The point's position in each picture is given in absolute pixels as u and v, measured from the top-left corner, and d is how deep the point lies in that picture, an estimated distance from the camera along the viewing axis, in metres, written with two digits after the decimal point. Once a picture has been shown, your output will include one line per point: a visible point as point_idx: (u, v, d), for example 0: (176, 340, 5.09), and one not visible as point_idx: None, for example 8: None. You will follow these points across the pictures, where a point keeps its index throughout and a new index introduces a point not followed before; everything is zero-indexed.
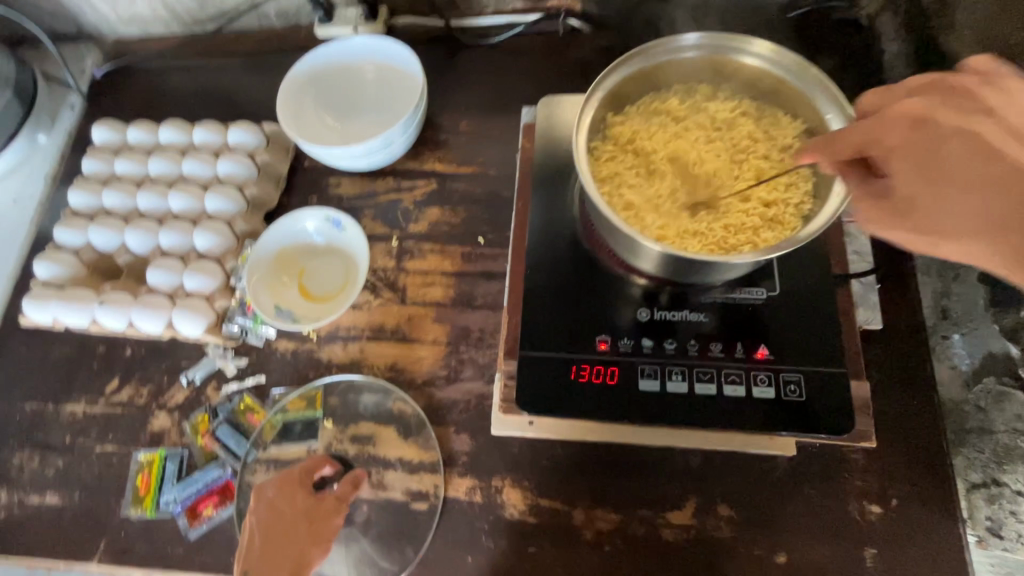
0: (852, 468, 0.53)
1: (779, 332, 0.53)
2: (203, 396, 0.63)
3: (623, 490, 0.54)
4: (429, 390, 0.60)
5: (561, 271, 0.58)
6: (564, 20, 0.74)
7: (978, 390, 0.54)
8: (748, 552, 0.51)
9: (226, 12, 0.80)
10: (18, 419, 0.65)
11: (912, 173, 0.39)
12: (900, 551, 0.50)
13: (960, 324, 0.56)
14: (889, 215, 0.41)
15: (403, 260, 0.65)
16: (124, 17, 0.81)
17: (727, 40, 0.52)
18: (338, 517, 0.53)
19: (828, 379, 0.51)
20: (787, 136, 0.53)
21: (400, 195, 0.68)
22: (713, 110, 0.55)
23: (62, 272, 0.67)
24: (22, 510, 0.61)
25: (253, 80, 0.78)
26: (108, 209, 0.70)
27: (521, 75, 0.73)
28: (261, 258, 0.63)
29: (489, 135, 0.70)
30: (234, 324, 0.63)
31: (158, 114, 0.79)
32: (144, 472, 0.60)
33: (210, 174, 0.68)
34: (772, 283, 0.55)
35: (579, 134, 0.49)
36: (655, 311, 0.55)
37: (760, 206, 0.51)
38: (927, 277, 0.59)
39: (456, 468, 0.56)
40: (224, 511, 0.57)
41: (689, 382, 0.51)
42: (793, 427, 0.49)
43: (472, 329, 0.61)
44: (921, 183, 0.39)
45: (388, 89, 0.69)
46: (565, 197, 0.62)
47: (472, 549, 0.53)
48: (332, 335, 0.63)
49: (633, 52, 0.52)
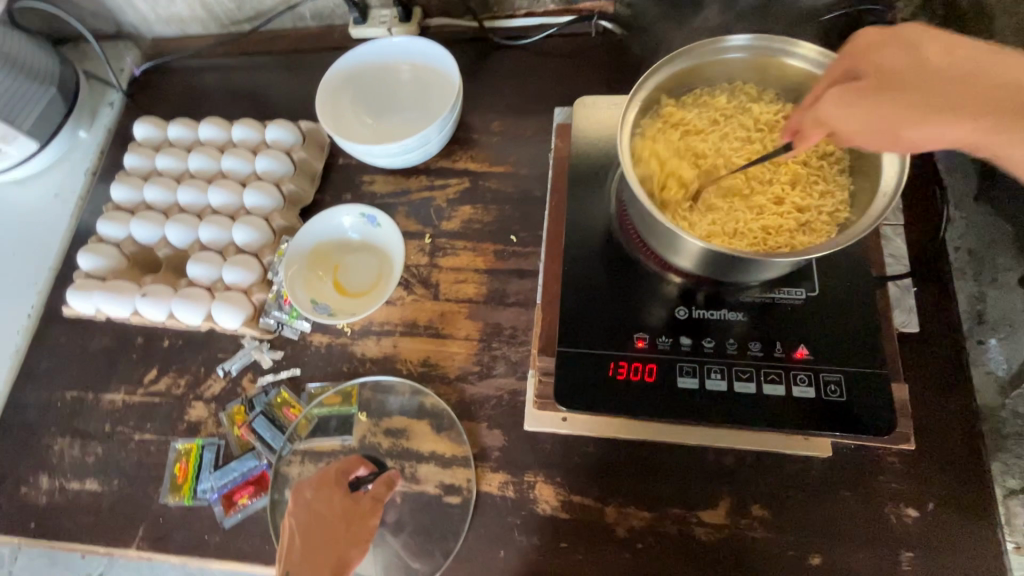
0: (888, 470, 0.52)
1: (817, 333, 0.53)
2: (239, 388, 0.64)
3: (656, 488, 0.54)
4: (461, 386, 0.60)
5: (596, 269, 0.59)
6: (597, 22, 0.74)
7: (1015, 395, 0.55)
8: (782, 553, 0.51)
9: (262, 13, 0.81)
10: (59, 406, 0.67)
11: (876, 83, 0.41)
12: (936, 555, 0.50)
13: (998, 328, 0.58)
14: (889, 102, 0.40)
15: (436, 257, 0.66)
16: (163, 17, 0.83)
17: (774, 42, 0.52)
18: (374, 517, 0.53)
19: (866, 381, 0.51)
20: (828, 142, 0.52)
21: (434, 193, 0.69)
22: (755, 113, 0.55)
23: (104, 264, 0.69)
24: (62, 495, 0.63)
25: (288, 79, 0.80)
26: (149, 203, 0.72)
27: (552, 77, 0.74)
28: (298, 253, 0.64)
29: (521, 134, 0.71)
30: (270, 317, 0.64)
31: (196, 111, 0.80)
32: (182, 461, 0.62)
33: (249, 170, 0.70)
34: (810, 284, 0.55)
35: (622, 128, 0.49)
36: (691, 310, 0.55)
37: (794, 210, 0.51)
38: (963, 280, 0.60)
39: (488, 463, 0.57)
40: (259, 501, 0.58)
41: (727, 380, 0.52)
42: (831, 428, 0.49)
43: (504, 326, 0.62)
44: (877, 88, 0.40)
45: (424, 88, 0.70)
46: (599, 196, 0.62)
47: (505, 543, 0.54)
48: (366, 329, 0.64)
49: (678, 51, 0.52)
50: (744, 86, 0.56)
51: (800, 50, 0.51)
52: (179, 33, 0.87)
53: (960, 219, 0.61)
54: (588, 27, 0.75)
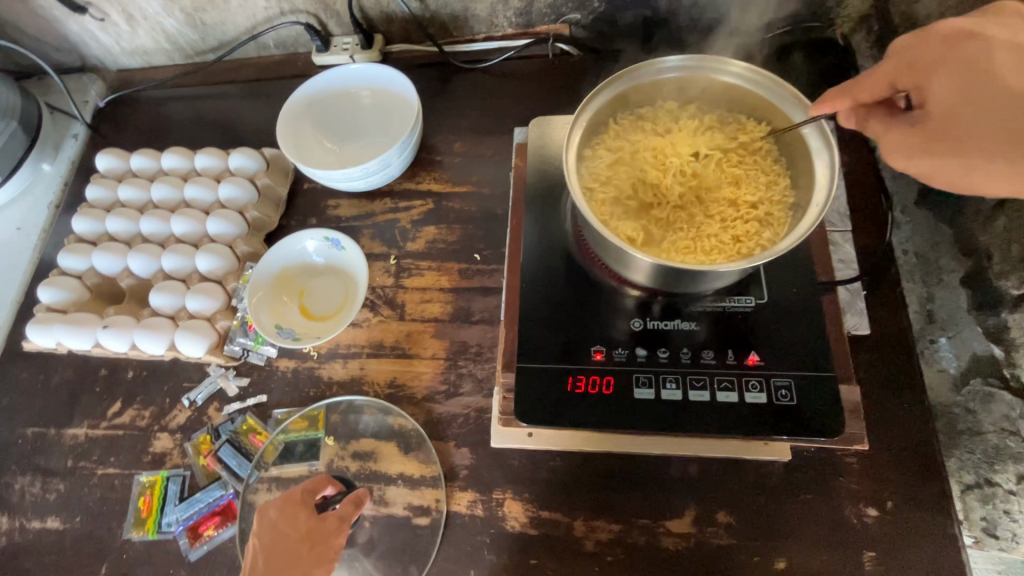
0: (847, 471, 0.54)
1: (767, 340, 0.54)
2: (205, 417, 0.63)
3: (624, 501, 0.55)
4: (429, 405, 0.60)
5: (556, 284, 0.60)
6: (553, 44, 0.76)
7: (966, 392, 0.55)
8: (748, 559, 0.51)
9: (226, 43, 0.83)
10: (19, 443, 0.66)
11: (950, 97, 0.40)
12: (899, 552, 0.50)
13: (947, 327, 0.58)
14: (921, 143, 0.42)
15: (401, 278, 0.67)
16: (127, 49, 0.84)
17: (710, 62, 0.53)
18: (339, 537, 0.52)
19: (818, 383, 0.52)
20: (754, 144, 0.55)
21: (398, 215, 0.70)
22: (679, 127, 0.56)
23: (65, 297, 0.69)
24: (23, 535, 0.61)
25: (253, 107, 0.81)
26: (113, 234, 0.71)
27: (512, 97, 0.75)
28: (262, 278, 0.64)
29: (483, 154, 0.72)
30: (235, 344, 0.64)
31: (160, 141, 0.81)
32: (147, 494, 0.61)
33: (213, 198, 0.70)
34: (760, 291, 0.57)
35: (568, 152, 0.50)
36: (647, 321, 0.56)
37: (741, 218, 0.52)
38: (912, 283, 0.61)
39: (457, 482, 0.57)
40: (226, 531, 0.57)
41: (683, 390, 0.52)
42: (784, 431, 0.50)
43: (470, 343, 0.62)
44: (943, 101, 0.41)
45: (384, 113, 0.72)
46: (557, 213, 0.64)
47: (475, 563, 0.54)
48: (332, 352, 0.64)
49: (617, 74, 0.53)
50: (662, 104, 0.57)
51: (732, 67, 0.53)
52: (144, 64, 0.87)
53: (906, 223, 0.62)
54: (546, 49, 0.77)
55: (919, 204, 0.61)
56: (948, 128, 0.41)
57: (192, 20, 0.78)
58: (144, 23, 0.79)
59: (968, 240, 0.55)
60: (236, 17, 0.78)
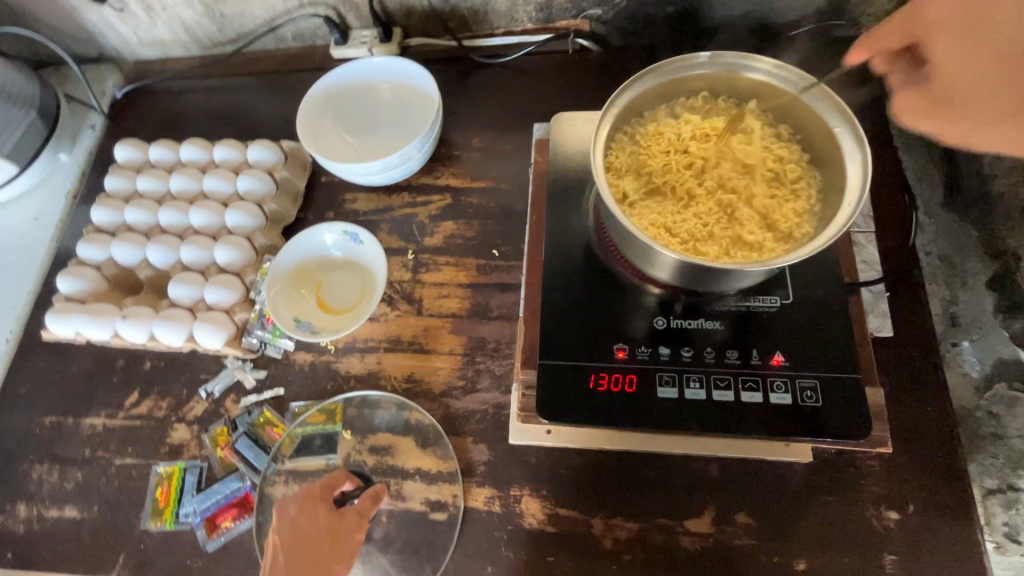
0: (869, 474, 0.53)
1: (791, 340, 0.54)
2: (222, 408, 0.63)
3: (642, 500, 0.54)
4: (446, 401, 0.60)
5: (576, 281, 0.59)
6: (573, 39, 0.76)
7: (989, 396, 0.55)
8: (767, 560, 0.51)
9: (244, 35, 0.82)
10: (37, 432, 0.66)
11: (952, 63, 0.38)
12: (921, 556, 0.50)
13: (970, 331, 0.57)
14: (925, 106, 0.41)
15: (419, 273, 0.66)
16: (145, 40, 0.84)
17: (740, 59, 0.53)
18: (360, 532, 0.53)
19: (842, 384, 0.52)
20: (781, 157, 0.54)
21: (416, 210, 0.70)
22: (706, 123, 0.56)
23: (84, 287, 0.69)
24: (41, 523, 0.61)
25: (271, 100, 0.80)
26: (131, 225, 0.72)
27: (532, 93, 0.75)
28: (280, 271, 0.64)
29: (503, 150, 0.72)
30: (253, 337, 0.64)
31: (178, 133, 0.81)
32: (164, 485, 0.61)
33: (231, 190, 0.70)
34: (784, 291, 0.56)
35: (596, 148, 0.50)
36: (670, 319, 0.56)
37: (747, 222, 0.52)
38: (935, 285, 0.60)
39: (475, 478, 0.57)
40: (243, 523, 0.57)
41: (706, 389, 0.52)
42: (807, 433, 0.50)
43: (488, 339, 0.62)
44: (954, 64, 0.38)
45: (404, 107, 0.71)
46: (578, 210, 0.63)
47: (493, 559, 0.54)
48: (350, 346, 0.64)
49: (645, 70, 0.53)
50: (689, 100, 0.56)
51: (762, 65, 0.52)
52: (161, 55, 0.87)
53: (929, 225, 0.62)
54: (565, 45, 0.76)
55: (945, 206, 0.61)
56: (957, 95, 0.39)
57: (211, 11, 0.78)
58: (163, 14, 0.79)
59: (996, 245, 0.55)
60: (255, 9, 0.78)
